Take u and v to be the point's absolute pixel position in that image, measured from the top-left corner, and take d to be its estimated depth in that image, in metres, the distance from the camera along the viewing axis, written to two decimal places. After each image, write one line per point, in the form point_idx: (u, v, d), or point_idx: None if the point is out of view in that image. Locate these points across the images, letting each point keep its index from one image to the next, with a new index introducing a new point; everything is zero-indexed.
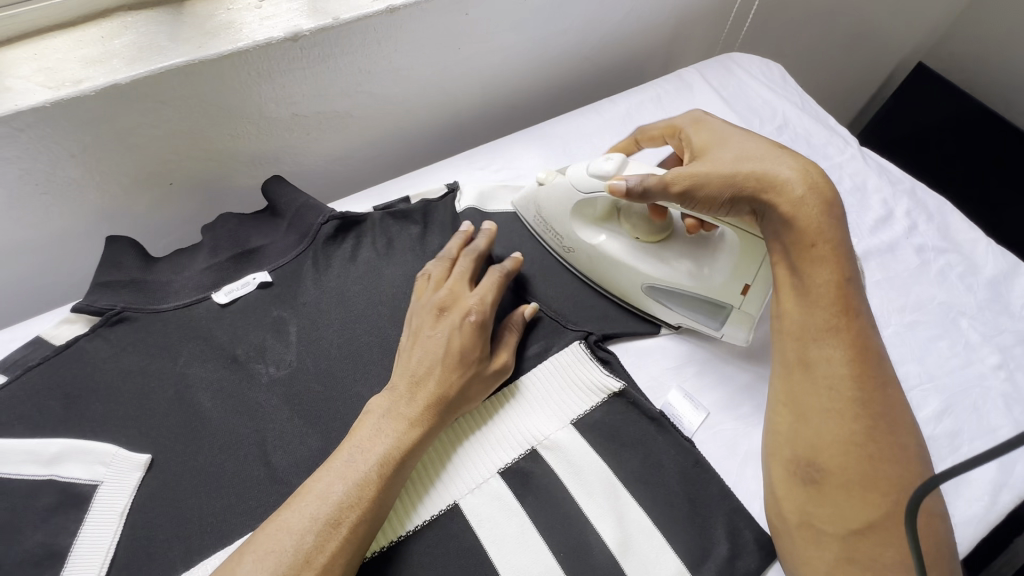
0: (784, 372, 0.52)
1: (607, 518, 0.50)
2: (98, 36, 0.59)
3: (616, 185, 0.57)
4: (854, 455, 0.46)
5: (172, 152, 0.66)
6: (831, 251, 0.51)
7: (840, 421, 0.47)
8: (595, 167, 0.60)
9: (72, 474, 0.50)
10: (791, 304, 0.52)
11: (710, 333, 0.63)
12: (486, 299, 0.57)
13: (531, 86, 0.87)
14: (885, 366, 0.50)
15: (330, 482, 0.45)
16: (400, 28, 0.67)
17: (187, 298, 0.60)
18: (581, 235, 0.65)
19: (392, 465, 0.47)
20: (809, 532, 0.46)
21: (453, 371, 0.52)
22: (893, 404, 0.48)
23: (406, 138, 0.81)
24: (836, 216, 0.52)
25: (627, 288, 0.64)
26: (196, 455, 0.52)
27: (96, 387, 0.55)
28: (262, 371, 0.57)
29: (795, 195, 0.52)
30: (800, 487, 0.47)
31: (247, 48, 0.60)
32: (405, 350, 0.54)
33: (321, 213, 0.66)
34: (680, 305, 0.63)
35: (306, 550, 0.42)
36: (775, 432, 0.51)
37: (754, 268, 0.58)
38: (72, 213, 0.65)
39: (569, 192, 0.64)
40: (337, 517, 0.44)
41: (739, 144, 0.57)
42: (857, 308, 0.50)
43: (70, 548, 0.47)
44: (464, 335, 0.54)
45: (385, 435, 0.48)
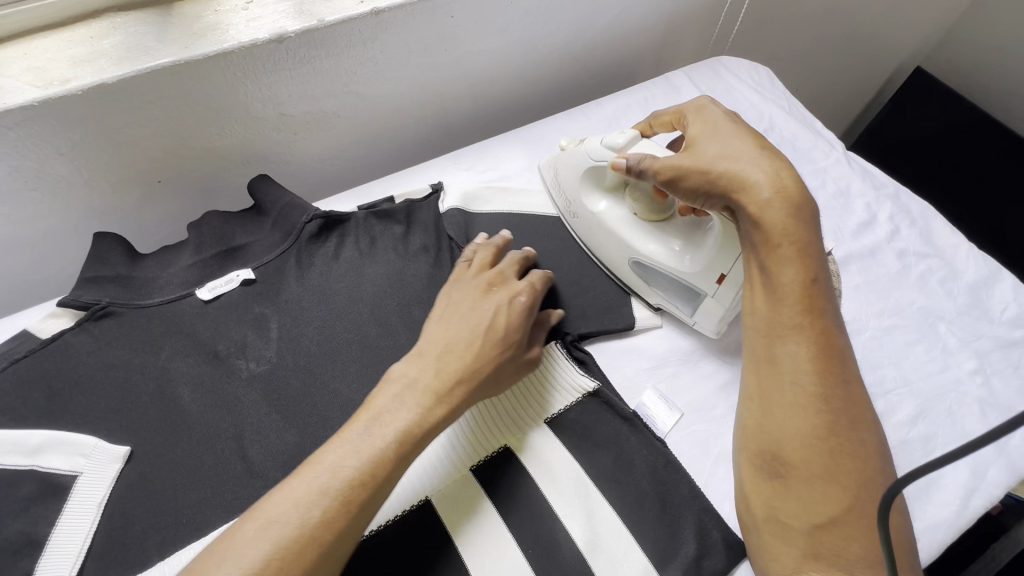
0: (752, 368, 0.52)
1: (576, 516, 0.51)
2: (87, 37, 0.60)
3: (617, 162, 0.60)
4: (816, 451, 0.46)
5: (159, 149, 0.67)
6: (798, 250, 0.50)
7: (802, 418, 0.47)
8: (609, 139, 0.63)
9: (52, 465, 0.51)
10: (761, 301, 0.52)
11: (684, 316, 0.64)
12: (534, 288, 0.59)
13: (519, 88, 0.88)
14: (850, 364, 0.50)
15: (343, 455, 0.44)
16: (386, 30, 0.68)
17: (171, 294, 0.62)
18: (584, 200, 0.68)
19: (411, 441, 0.47)
20: (775, 527, 0.46)
21: (493, 346, 0.53)
22: (855, 402, 0.48)
23: (394, 138, 0.82)
24: (806, 216, 0.52)
25: (617, 261, 0.67)
26: (174, 448, 0.53)
27: (79, 380, 0.56)
28: (242, 366, 0.58)
29: (761, 197, 0.51)
30: (765, 481, 0.48)
31: (232, 49, 0.61)
32: (441, 318, 0.55)
33: (305, 212, 0.67)
34: (660, 286, 0.65)
35: (312, 526, 0.41)
36: (742, 426, 0.51)
37: (728, 260, 0.57)
38: (62, 209, 0.66)
39: (582, 157, 0.67)
40: (348, 493, 0.43)
41: (719, 140, 0.56)
42: (824, 306, 0.50)
43: (47, 537, 0.48)
44: (510, 314, 0.55)
45: (408, 408, 0.48)
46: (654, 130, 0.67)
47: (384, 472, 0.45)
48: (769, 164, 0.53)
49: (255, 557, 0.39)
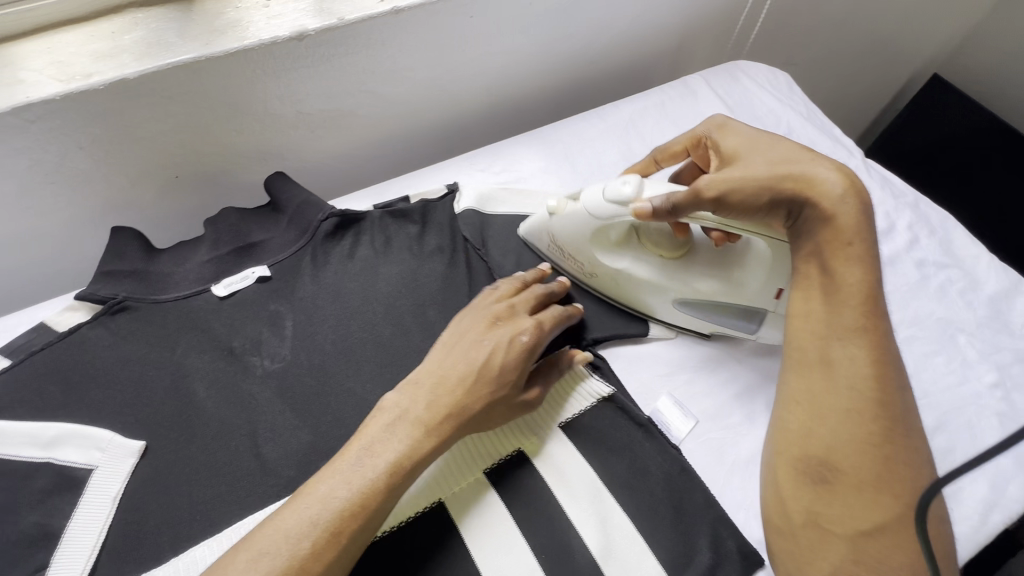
0: (801, 371, 0.51)
1: (590, 521, 0.50)
2: (109, 31, 0.60)
3: (639, 208, 0.55)
4: (870, 456, 0.46)
5: (178, 145, 0.67)
6: (859, 253, 0.50)
7: (857, 422, 0.47)
8: (613, 191, 0.58)
9: (68, 458, 0.52)
10: (815, 304, 0.51)
11: (745, 335, 0.63)
12: (542, 325, 0.55)
13: (535, 90, 0.87)
14: (900, 369, 0.50)
15: (335, 486, 0.44)
16: (405, 30, 0.68)
17: (187, 290, 0.62)
18: (602, 260, 0.64)
19: (398, 473, 0.46)
20: (815, 532, 0.46)
21: (481, 383, 0.50)
22: (907, 408, 0.48)
23: (409, 138, 0.82)
24: (868, 216, 0.52)
25: (655, 306, 0.63)
26: (189, 444, 0.53)
27: (95, 374, 0.56)
28: (257, 364, 0.58)
29: (832, 194, 0.51)
30: (808, 486, 0.47)
31: (252, 46, 0.61)
32: (433, 359, 0.52)
33: (321, 210, 0.67)
34: (709, 316, 0.62)
35: (304, 554, 0.42)
36: (783, 431, 0.50)
37: (784, 274, 0.57)
38: (80, 203, 0.66)
39: (584, 219, 0.62)
40: (338, 526, 0.43)
41: (763, 148, 0.56)
42: (879, 309, 0.50)
43: (63, 530, 0.48)
44: (508, 352, 0.52)
45: (396, 441, 0.47)
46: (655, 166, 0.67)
47: (374, 506, 0.44)
48: (834, 165, 0.53)
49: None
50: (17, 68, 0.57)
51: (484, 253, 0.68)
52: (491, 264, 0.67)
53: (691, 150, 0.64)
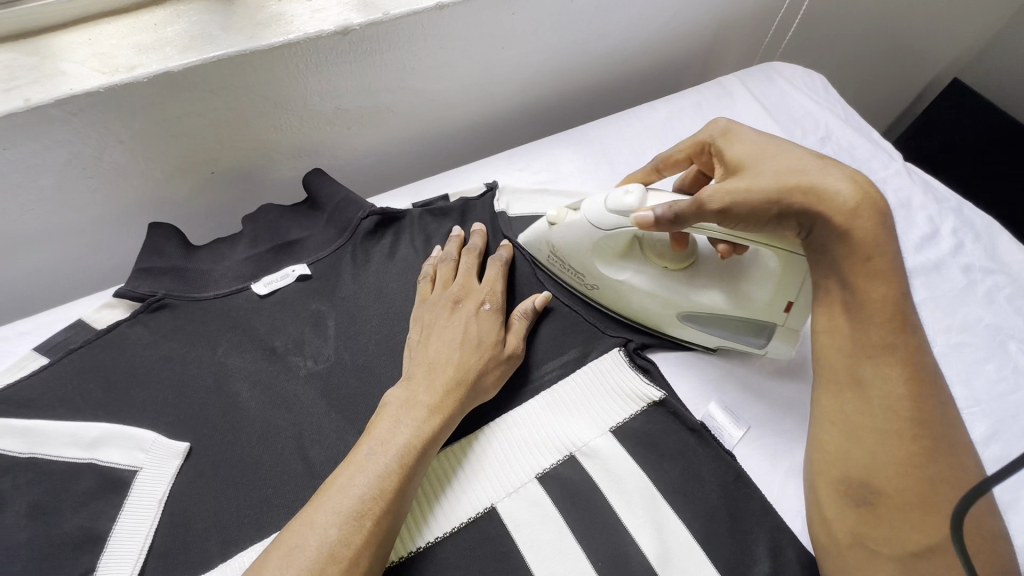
0: (832, 391, 0.49)
1: (645, 528, 0.49)
2: (151, 23, 0.59)
3: (643, 217, 0.54)
4: (912, 476, 0.45)
5: (216, 141, 0.66)
6: (885, 269, 0.48)
7: (895, 443, 0.46)
8: (615, 202, 0.56)
9: (112, 459, 0.50)
10: (842, 324, 0.49)
11: (754, 350, 0.61)
12: (496, 288, 0.61)
13: (569, 89, 0.86)
14: (938, 384, 0.48)
15: (352, 475, 0.45)
16: (448, 26, 0.67)
17: (227, 288, 0.61)
18: (605, 273, 0.61)
19: (414, 455, 0.47)
20: (865, 553, 0.45)
21: (469, 354, 0.54)
22: (946, 423, 0.46)
23: (443, 136, 0.81)
24: (890, 228, 0.49)
25: (660, 319, 0.61)
26: (234, 445, 0.52)
27: (136, 373, 0.55)
28: (300, 364, 0.57)
29: (846, 207, 0.48)
30: (856, 510, 0.46)
31: (297, 40, 0.60)
32: (418, 347, 0.55)
33: (361, 207, 0.65)
34: (717, 331, 0.60)
35: (330, 544, 0.42)
36: (820, 449, 0.49)
37: (796, 288, 0.55)
38: (116, 198, 0.65)
39: (587, 229, 0.60)
40: (361, 510, 0.43)
41: (779, 152, 0.52)
42: (912, 324, 0.48)
43: (108, 534, 0.47)
44: (479, 321, 0.57)
45: (404, 425, 0.48)
46: (658, 174, 0.67)
47: (391, 493, 0.45)
48: (838, 171, 0.50)
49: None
50: (60, 59, 0.56)
51: (527, 252, 0.67)
52: (534, 263, 0.66)
53: (693, 157, 0.62)
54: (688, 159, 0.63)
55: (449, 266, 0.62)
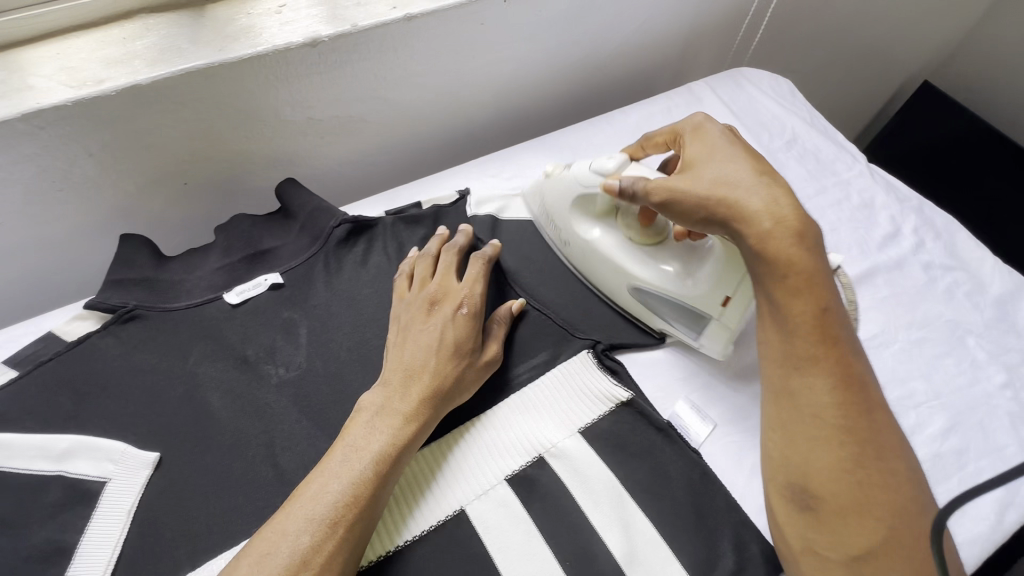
0: (770, 401, 0.51)
1: (612, 527, 0.50)
2: (120, 37, 0.60)
3: (610, 184, 0.60)
4: (845, 482, 0.46)
5: (188, 152, 0.66)
6: (807, 281, 0.49)
7: (826, 449, 0.47)
8: (599, 163, 0.63)
9: (81, 471, 0.50)
10: (774, 337, 0.51)
11: (687, 341, 0.62)
12: (476, 289, 0.59)
13: (543, 97, 0.88)
14: (872, 391, 0.49)
15: (325, 482, 0.45)
16: (417, 36, 0.68)
17: (199, 297, 0.61)
18: (576, 228, 0.67)
19: (388, 463, 0.47)
20: (812, 558, 0.46)
21: (446, 362, 0.54)
22: (878, 430, 0.47)
23: (417, 143, 0.82)
24: (811, 241, 0.50)
25: (616, 288, 0.65)
26: (204, 454, 0.52)
27: (107, 385, 0.55)
28: (271, 372, 0.57)
29: (762, 225, 0.50)
30: (798, 514, 0.47)
31: (266, 52, 0.61)
32: (395, 348, 0.55)
33: (333, 216, 0.66)
34: (661, 311, 0.63)
35: (303, 551, 0.42)
36: (768, 457, 0.51)
37: (734, 283, 0.56)
38: (87, 210, 0.65)
39: (571, 184, 0.66)
40: (334, 517, 0.44)
41: (714, 164, 0.55)
42: (839, 333, 0.49)
43: (76, 545, 0.47)
44: (457, 327, 0.56)
45: (378, 432, 0.48)
46: (645, 152, 0.69)
47: (363, 501, 0.45)
48: (761, 189, 0.52)
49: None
50: (28, 74, 0.56)
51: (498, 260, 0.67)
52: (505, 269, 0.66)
53: (671, 144, 0.65)
54: (667, 144, 0.66)
55: (423, 271, 0.61)
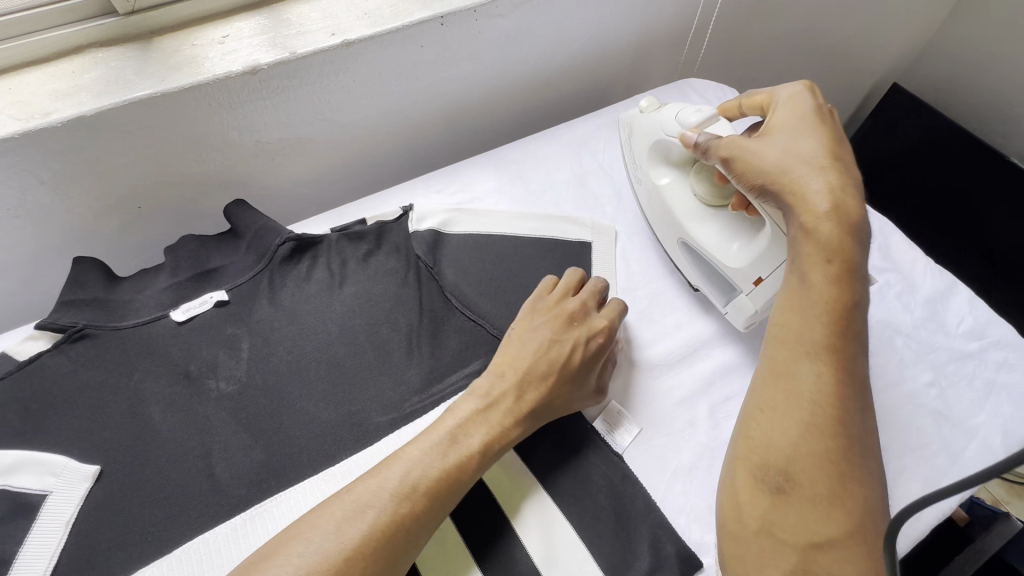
0: (767, 381, 0.53)
1: (533, 530, 0.52)
2: (69, 71, 0.63)
3: (688, 136, 0.66)
4: (823, 470, 0.48)
5: (140, 177, 0.69)
6: (838, 273, 0.53)
7: (816, 435, 0.49)
8: (682, 116, 0.69)
9: (23, 484, 0.53)
10: (792, 319, 0.54)
11: (718, 306, 0.68)
12: (613, 320, 0.61)
13: (494, 112, 0.90)
14: (865, 392, 0.51)
15: (432, 453, 0.50)
16: (357, 60, 0.70)
17: (147, 316, 0.63)
18: (653, 171, 0.74)
19: (488, 453, 0.52)
20: (768, 541, 0.48)
21: (564, 381, 0.57)
22: (866, 427, 0.50)
23: (368, 161, 0.85)
24: (859, 238, 0.54)
25: (668, 238, 0.72)
26: (143, 467, 0.55)
27: (53, 401, 0.58)
28: (212, 387, 0.60)
29: (816, 208, 0.55)
30: (765, 495, 0.49)
31: (207, 81, 0.64)
32: (517, 343, 0.58)
33: (278, 234, 0.69)
34: (700, 271, 0.69)
35: (401, 511, 0.46)
36: (747, 440, 0.52)
37: (770, 265, 0.61)
38: (44, 234, 0.68)
39: (658, 129, 0.72)
40: (434, 486, 0.48)
41: (792, 137, 0.59)
42: (854, 330, 0.52)
43: (15, 555, 0.50)
44: (581, 350, 0.58)
45: (485, 422, 0.53)
46: (741, 112, 0.70)
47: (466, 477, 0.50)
48: (826, 174, 0.56)
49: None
50: None
51: (437, 274, 0.69)
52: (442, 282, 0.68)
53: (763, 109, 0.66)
54: (763, 108, 0.66)
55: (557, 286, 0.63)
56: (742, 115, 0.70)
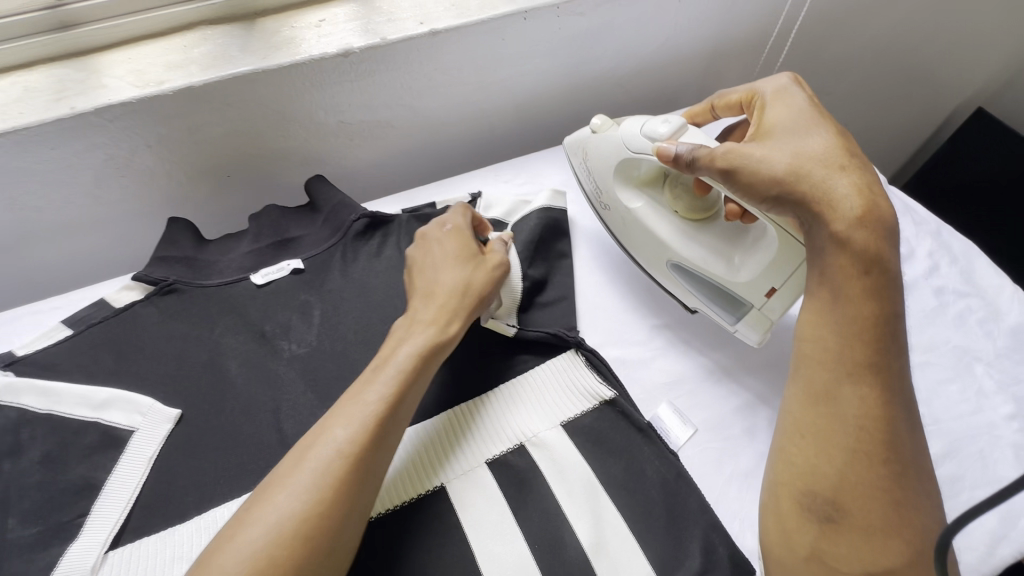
0: (806, 403, 0.52)
1: (584, 518, 0.52)
2: (182, 45, 0.68)
3: (664, 149, 0.59)
4: (875, 498, 0.47)
5: (231, 147, 0.74)
6: (875, 286, 0.51)
7: (862, 460, 0.48)
8: (650, 127, 0.62)
9: (114, 419, 0.57)
10: (829, 336, 0.51)
11: (726, 325, 0.65)
12: (458, 215, 0.66)
13: (565, 108, 0.91)
14: (912, 411, 0.50)
15: (339, 421, 0.48)
16: (441, 50, 0.73)
17: (229, 277, 0.67)
18: (620, 195, 0.69)
19: (411, 369, 0.52)
20: (818, 566, 0.48)
21: (456, 271, 0.60)
22: (916, 449, 0.49)
23: (438, 148, 0.87)
24: (891, 240, 0.52)
25: (655, 260, 0.69)
26: (219, 415, 0.58)
27: (142, 347, 0.62)
28: (285, 347, 0.63)
29: (850, 214, 0.51)
30: (813, 524, 0.48)
31: (304, 61, 0.68)
32: (417, 265, 0.62)
33: (354, 211, 0.72)
34: (699, 290, 0.66)
35: (299, 508, 0.43)
36: (788, 464, 0.51)
37: (782, 275, 0.58)
38: (143, 195, 0.74)
39: (618, 147, 0.66)
40: (345, 449, 0.46)
41: (796, 137, 0.55)
42: (894, 344, 0.50)
43: (104, 483, 0.54)
44: (452, 245, 0.62)
45: (404, 346, 0.54)
46: (714, 113, 0.70)
47: (424, 364, 0.54)
48: (849, 175, 0.53)
49: (300, 485, 0.44)
50: (103, 75, 0.65)
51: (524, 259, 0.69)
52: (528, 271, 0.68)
53: (744, 105, 0.65)
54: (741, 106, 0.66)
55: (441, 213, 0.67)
56: (716, 115, 0.70)
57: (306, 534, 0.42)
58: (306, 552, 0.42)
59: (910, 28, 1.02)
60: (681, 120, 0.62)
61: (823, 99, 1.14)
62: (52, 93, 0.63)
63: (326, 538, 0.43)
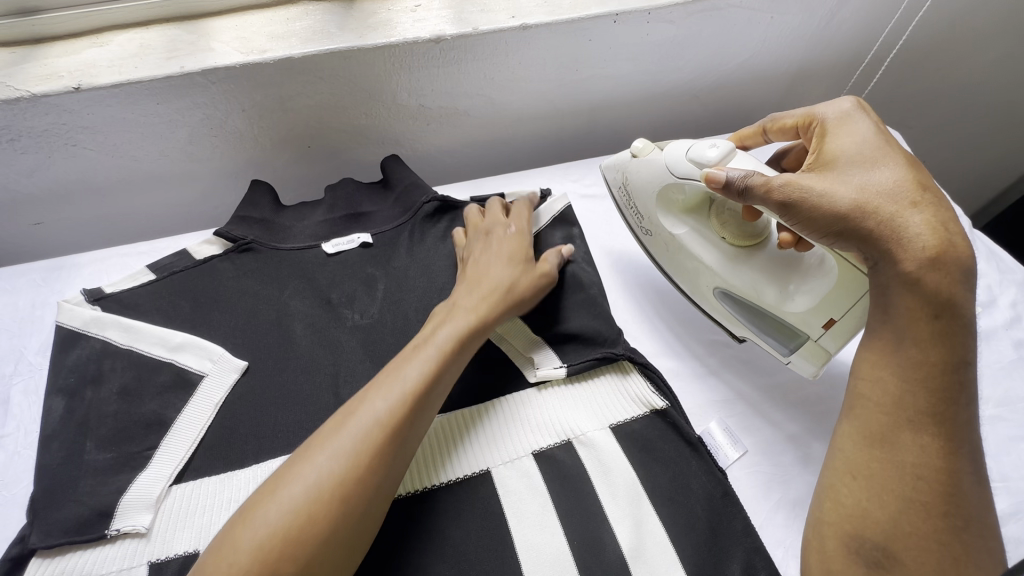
0: (863, 443, 0.50)
1: (624, 522, 0.52)
2: (285, 18, 0.71)
3: (714, 175, 0.57)
4: (932, 552, 0.45)
5: (316, 119, 0.77)
6: (949, 331, 0.48)
7: (921, 511, 0.46)
8: (697, 151, 0.60)
9: (186, 362, 0.60)
10: (891, 379, 0.50)
11: (778, 355, 0.64)
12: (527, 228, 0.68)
13: (637, 116, 0.91)
14: (980, 465, 0.48)
15: (377, 395, 0.48)
16: (529, 44, 0.73)
17: (302, 244, 0.70)
18: (662, 221, 0.68)
19: (452, 347, 0.53)
20: None
21: (507, 272, 0.61)
22: (982, 505, 0.47)
23: (508, 142, 0.89)
24: (967, 281, 0.49)
25: (700, 288, 0.67)
26: (282, 372, 0.61)
27: (217, 298, 0.65)
28: (348, 316, 0.65)
29: (925, 252, 0.49)
30: (861, 569, 0.47)
31: (397, 43, 0.70)
32: (482, 262, 0.62)
33: (425, 193, 0.73)
34: (748, 319, 0.65)
35: (336, 472, 0.43)
36: (838, 504, 0.50)
37: (843, 308, 0.57)
38: (232, 156, 0.78)
39: (660, 172, 0.64)
40: (381, 422, 0.46)
41: (863, 170, 0.53)
42: (966, 394, 0.48)
43: (173, 421, 0.57)
44: (513, 251, 0.64)
45: (443, 324, 0.55)
46: (766, 136, 0.68)
47: (461, 344, 0.54)
48: (922, 211, 0.51)
49: (337, 450, 0.44)
50: (211, 39, 0.69)
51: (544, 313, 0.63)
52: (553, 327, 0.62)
53: (800, 129, 0.63)
54: (796, 130, 0.64)
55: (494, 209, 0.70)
56: (767, 138, 0.68)
57: (333, 517, 0.42)
58: (346, 511, 0.43)
59: (1010, 68, 0.97)
60: (728, 147, 0.60)
61: (905, 132, 1.09)
62: (164, 52, 0.67)
63: (371, 500, 0.45)
